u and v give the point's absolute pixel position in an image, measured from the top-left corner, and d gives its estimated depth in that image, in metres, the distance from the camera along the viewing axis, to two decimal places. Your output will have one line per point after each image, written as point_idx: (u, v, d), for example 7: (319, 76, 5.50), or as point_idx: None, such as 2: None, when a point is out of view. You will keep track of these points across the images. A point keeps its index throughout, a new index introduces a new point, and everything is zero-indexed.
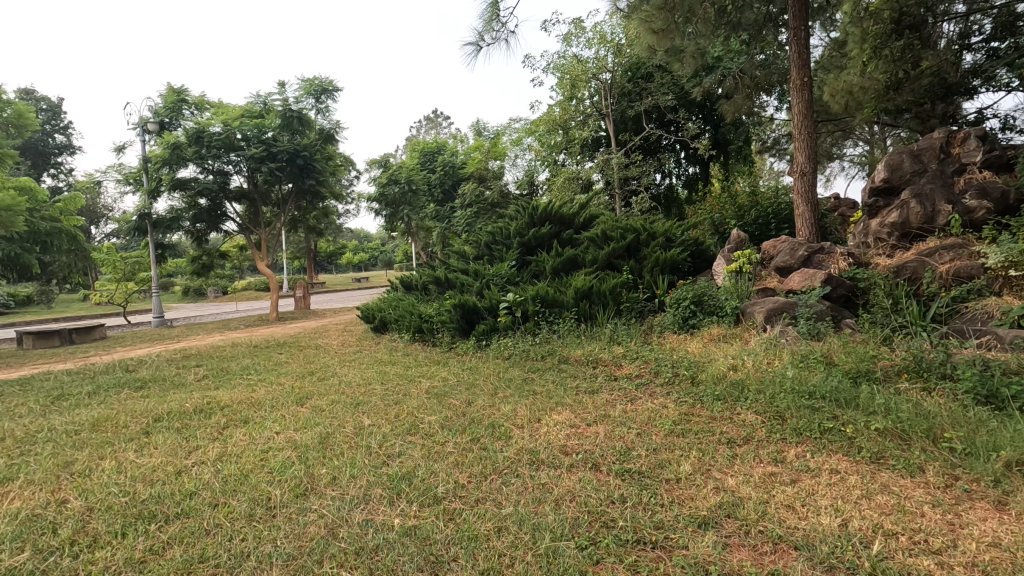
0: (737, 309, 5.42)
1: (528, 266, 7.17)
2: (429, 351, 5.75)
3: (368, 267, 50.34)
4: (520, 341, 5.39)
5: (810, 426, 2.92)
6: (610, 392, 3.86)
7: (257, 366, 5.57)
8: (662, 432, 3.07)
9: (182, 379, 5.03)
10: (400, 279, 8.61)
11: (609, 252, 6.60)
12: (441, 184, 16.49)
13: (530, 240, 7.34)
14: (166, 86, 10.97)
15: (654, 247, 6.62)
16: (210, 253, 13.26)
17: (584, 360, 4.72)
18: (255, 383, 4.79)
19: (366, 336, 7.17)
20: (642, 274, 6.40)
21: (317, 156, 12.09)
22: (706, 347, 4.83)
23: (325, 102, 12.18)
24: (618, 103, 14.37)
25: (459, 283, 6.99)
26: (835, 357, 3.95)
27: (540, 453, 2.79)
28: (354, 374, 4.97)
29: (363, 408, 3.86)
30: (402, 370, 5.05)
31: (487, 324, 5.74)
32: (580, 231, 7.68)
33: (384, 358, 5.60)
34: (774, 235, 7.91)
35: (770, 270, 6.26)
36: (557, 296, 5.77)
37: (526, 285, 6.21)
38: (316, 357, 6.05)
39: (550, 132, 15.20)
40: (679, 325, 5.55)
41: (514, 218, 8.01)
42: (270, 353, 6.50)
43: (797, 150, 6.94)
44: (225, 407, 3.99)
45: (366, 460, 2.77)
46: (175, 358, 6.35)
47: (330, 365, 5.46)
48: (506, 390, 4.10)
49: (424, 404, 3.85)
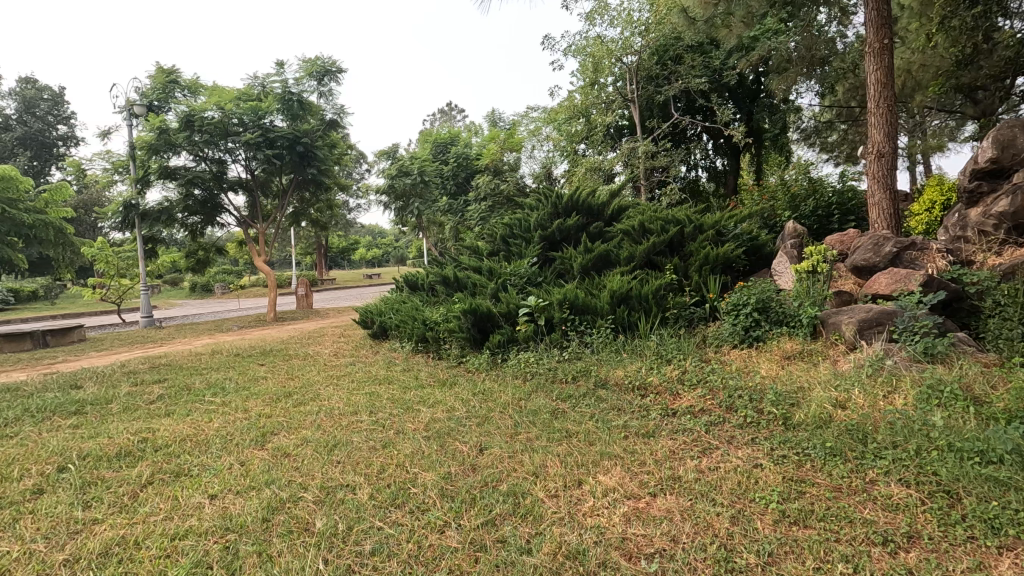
0: (815, 318, 4.34)
1: (551, 264, 6.16)
2: (434, 367, 4.76)
3: (380, 263, 49.70)
4: (545, 356, 4.38)
5: (1012, 517, 1.86)
6: (673, 437, 2.85)
7: (230, 383, 4.64)
8: (768, 516, 2.05)
9: (132, 401, 4.11)
10: (404, 277, 7.63)
11: (649, 247, 5.55)
12: (453, 176, 15.52)
13: (553, 233, 6.31)
14: (155, 66, 10.13)
15: (702, 243, 5.57)
16: (205, 248, 12.44)
17: (627, 386, 3.70)
18: (215, 409, 3.84)
19: (364, 344, 6.21)
20: (689, 274, 5.36)
21: (318, 143, 11.12)
22: (785, 370, 3.79)
23: (327, 85, 11.26)
24: (644, 88, 13.25)
25: (470, 283, 6.00)
26: (980, 392, 2.88)
27: (591, 560, 1.80)
28: (340, 398, 4.01)
29: (340, 453, 2.89)
30: (399, 393, 4.06)
31: (503, 334, 4.72)
32: (610, 224, 6.65)
33: (380, 376, 4.63)
34: (836, 228, 6.81)
35: (846, 269, 5.19)
36: (589, 300, 4.75)
37: (550, 287, 5.21)
38: (301, 370, 5.09)
39: (570, 120, 14.12)
40: (738, 338, 4.51)
41: (534, 208, 7.00)
42: (252, 363, 5.58)
43: (873, 127, 5.83)
44: (160, 448, 3.04)
45: (320, 567, 1.81)
46: (142, 369, 5.45)
47: (314, 384, 4.49)
48: (530, 429, 3.11)
49: (419, 452, 2.86)
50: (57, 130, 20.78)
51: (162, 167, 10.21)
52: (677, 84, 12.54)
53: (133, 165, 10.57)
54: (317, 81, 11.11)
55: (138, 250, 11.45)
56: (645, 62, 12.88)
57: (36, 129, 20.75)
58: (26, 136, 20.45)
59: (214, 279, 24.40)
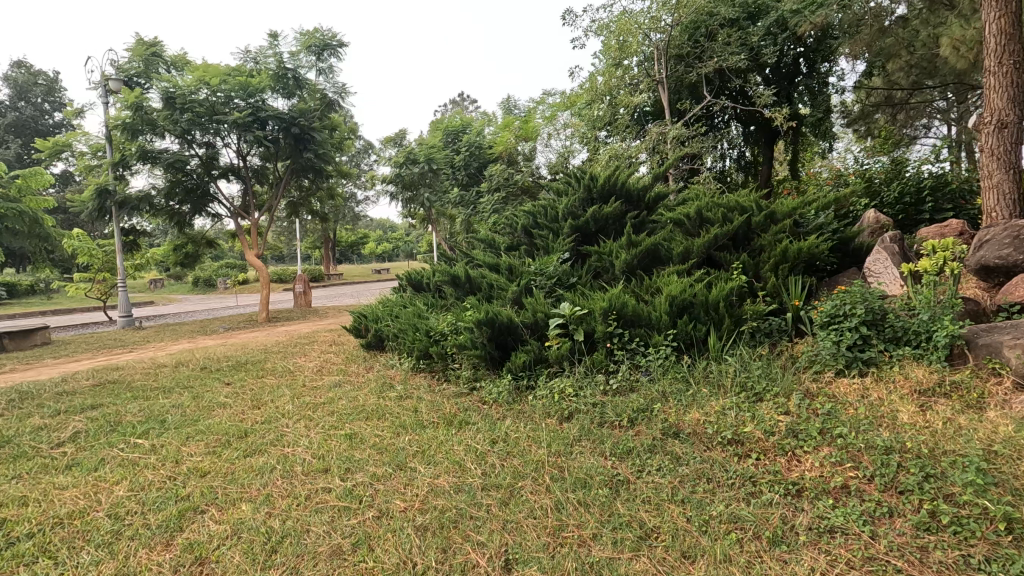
0: (957, 338, 3.18)
1: (585, 259, 5.02)
2: (438, 396, 3.67)
3: (391, 256, 48.90)
4: (585, 386, 3.27)
5: None
6: (823, 555, 1.75)
7: (173, 414, 3.57)
8: None
9: (30, 444, 3.05)
10: (407, 275, 6.51)
11: (709, 241, 4.42)
12: (465, 166, 14.42)
13: (587, 223, 5.18)
14: (135, 39, 9.14)
15: (777, 235, 4.40)
16: (195, 240, 11.51)
17: (713, 440, 2.58)
18: (134, 463, 2.78)
19: (356, 357, 5.13)
20: (762, 275, 4.21)
21: (315, 124, 10.04)
22: (939, 414, 2.65)
23: (327, 61, 10.22)
24: (674, 67, 12.03)
25: (486, 283, 4.89)
26: None
27: None
28: (308, 446, 2.92)
29: (282, 566, 1.84)
30: (388, 437, 2.98)
31: (528, 353, 3.59)
32: (655, 212, 5.50)
33: (368, 407, 3.54)
34: (928, 218, 5.60)
35: (970, 271, 4.03)
36: (641, 309, 3.61)
37: (589, 291, 4.08)
38: (272, 395, 4.03)
39: (591, 104, 12.93)
40: (843, 361, 3.36)
41: (562, 193, 5.84)
42: (216, 382, 4.51)
43: (993, 91, 4.63)
44: (12, 546, 1.99)
45: None
46: (79, 390, 4.40)
47: (281, 419, 3.41)
48: (584, 519, 2.01)
49: (407, 568, 1.79)
50: (52, 116, 20.14)
51: (143, 150, 9.16)
52: (710, 63, 11.33)
53: (111, 149, 9.60)
54: (315, 57, 10.06)
55: (118, 242, 10.47)
56: (675, 39, 11.63)
57: (27, 115, 20.19)
58: (17, 123, 19.87)
59: (217, 273, 23.57)
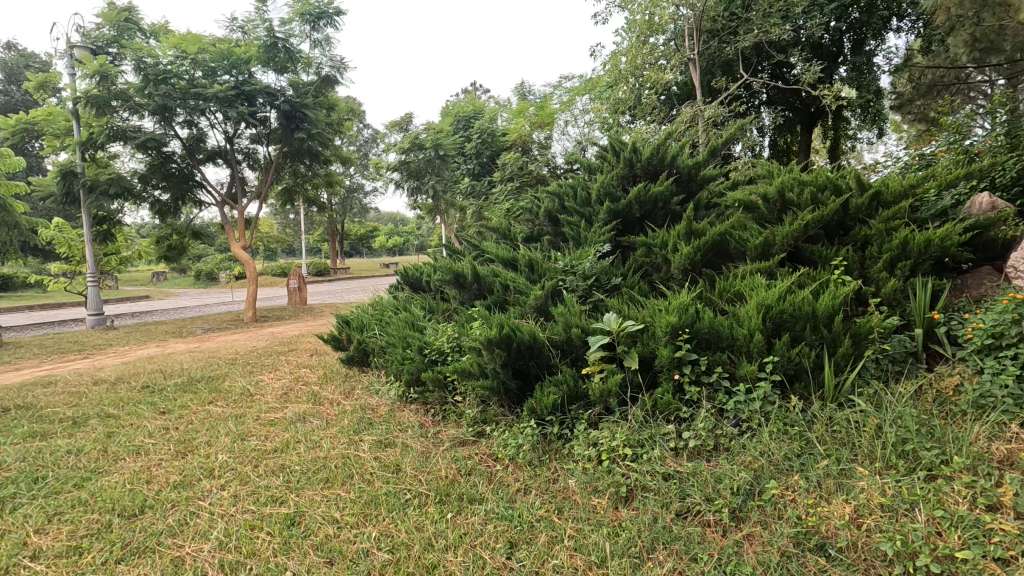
0: None
1: (625, 253, 3.90)
2: (431, 445, 2.60)
3: (401, 249, 48.02)
4: (646, 444, 2.18)
5: None
6: None
7: (60, 469, 2.53)
8: None
9: None
10: (404, 272, 5.43)
11: (797, 229, 3.27)
12: (477, 155, 13.07)
13: (627, 206, 4.05)
14: (105, 3, 8.15)
15: (891, 223, 3.23)
16: (180, 230, 10.57)
17: (893, 568, 1.52)
18: None
19: (335, 375, 4.08)
20: (874, 275, 3.06)
21: (308, 100, 9.00)
22: None
23: (322, 31, 9.18)
24: (707, 42, 10.75)
25: (499, 285, 3.79)
26: None
27: None
28: (217, 545, 1.87)
29: None
30: (349, 529, 1.92)
31: (560, 389, 2.48)
32: (711, 194, 4.34)
33: (330, 463, 2.48)
34: None
35: None
36: (721, 324, 2.48)
37: (640, 297, 2.97)
38: (208, 434, 2.98)
39: (614, 86, 11.69)
40: None
41: (592, 171, 4.69)
42: (150, 409, 3.47)
43: None
44: None
45: None
46: None
47: (201, 483, 2.35)
48: None
49: None
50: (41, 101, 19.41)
51: (116, 129, 8.17)
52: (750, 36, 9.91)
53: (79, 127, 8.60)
54: (308, 26, 9.01)
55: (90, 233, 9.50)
56: (711, 10, 10.33)
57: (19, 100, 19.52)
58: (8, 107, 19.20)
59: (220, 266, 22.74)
